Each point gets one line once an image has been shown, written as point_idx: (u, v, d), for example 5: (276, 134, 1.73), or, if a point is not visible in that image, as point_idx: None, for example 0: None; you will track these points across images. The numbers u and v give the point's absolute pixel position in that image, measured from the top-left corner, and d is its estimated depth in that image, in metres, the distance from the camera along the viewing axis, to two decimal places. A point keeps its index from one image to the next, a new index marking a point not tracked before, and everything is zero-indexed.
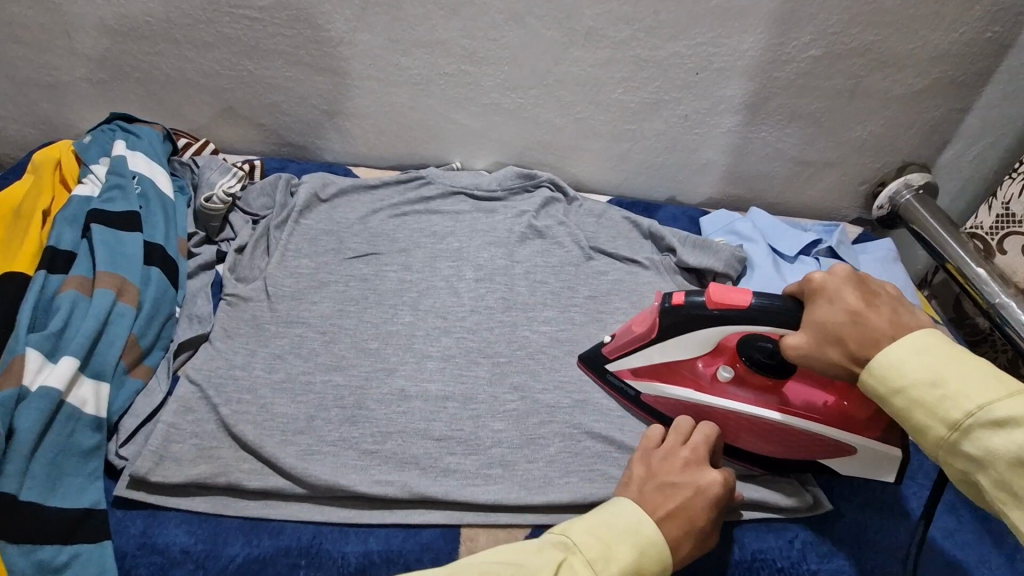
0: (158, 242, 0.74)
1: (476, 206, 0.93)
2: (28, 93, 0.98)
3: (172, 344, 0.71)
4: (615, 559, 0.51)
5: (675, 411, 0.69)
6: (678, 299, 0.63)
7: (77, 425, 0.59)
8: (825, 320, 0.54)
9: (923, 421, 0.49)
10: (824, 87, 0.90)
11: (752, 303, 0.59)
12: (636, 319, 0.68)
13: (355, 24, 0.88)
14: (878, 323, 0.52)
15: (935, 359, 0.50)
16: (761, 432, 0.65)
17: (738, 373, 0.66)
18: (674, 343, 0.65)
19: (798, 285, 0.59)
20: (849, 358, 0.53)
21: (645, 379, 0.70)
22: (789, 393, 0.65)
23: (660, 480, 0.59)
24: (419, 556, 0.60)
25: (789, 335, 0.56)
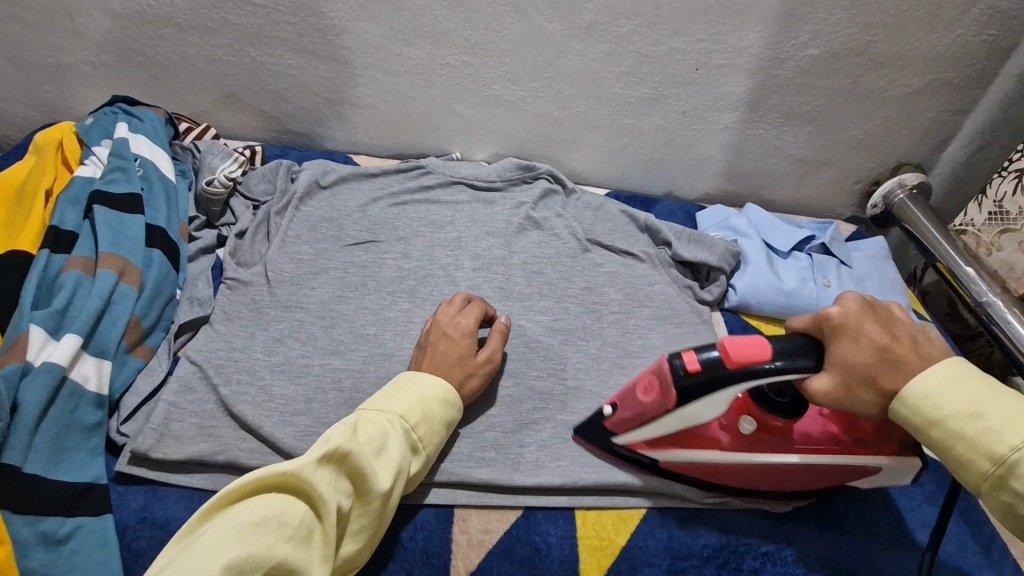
0: (160, 224, 0.74)
1: (474, 197, 0.94)
2: (29, 74, 0.99)
3: (172, 326, 0.72)
4: (399, 402, 0.60)
5: (699, 471, 0.65)
6: (694, 367, 0.56)
7: (80, 401, 0.60)
8: (854, 362, 0.54)
9: (965, 453, 0.52)
10: (822, 85, 0.91)
11: (773, 356, 0.54)
12: (640, 387, 0.62)
13: (358, 13, 0.88)
14: (899, 355, 0.55)
15: (971, 393, 0.53)
16: (789, 475, 0.63)
17: (758, 421, 0.61)
18: (691, 412, 0.59)
19: (813, 322, 0.57)
20: (879, 396, 0.55)
21: (662, 448, 0.64)
22: (805, 426, 0.63)
23: (422, 343, 0.70)
24: (412, 534, 0.62)
25: (817, 380, 0.55)
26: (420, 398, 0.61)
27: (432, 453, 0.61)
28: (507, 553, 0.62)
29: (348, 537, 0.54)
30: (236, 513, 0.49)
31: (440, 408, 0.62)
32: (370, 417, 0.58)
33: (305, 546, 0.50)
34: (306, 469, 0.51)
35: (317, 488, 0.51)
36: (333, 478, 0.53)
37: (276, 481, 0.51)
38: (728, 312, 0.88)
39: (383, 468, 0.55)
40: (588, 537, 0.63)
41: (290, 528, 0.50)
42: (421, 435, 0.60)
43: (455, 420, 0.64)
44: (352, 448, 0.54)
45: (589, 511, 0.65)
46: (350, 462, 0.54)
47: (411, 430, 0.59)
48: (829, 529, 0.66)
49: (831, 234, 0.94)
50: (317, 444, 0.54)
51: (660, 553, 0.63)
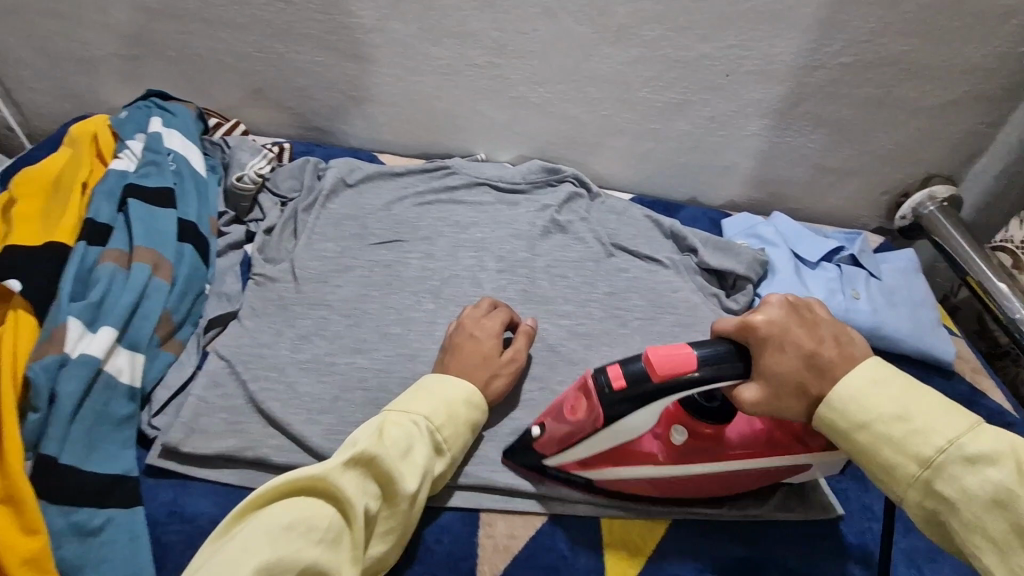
0: (191, 219, 0.75)
1: (499, 198, 0.94)
2: (62, 67, 1.01)
3: (201, 321, 0.72)
4: (419, 403, 0.60)
5: (637, 485, 0.63)
6: (619, 384, 0.55)
7: (113, 395, 0.61)
8: (780, 371, 0.52)
9: (892, 458, 0.49)
10: (853, 94, 0.90)
11: (699, 363, 0.52)
12: (566, 408, 0.60)
13: (388, 11, 0.88)
14: (826, 360, 0.52)
15: (894, 392, 0.50)
16: (726, 480, 0.62)
17: (689, 430, 0.59)
18: (623, 427, 0.58)
19: (735, 331, 0.54)
20: (806, 404, 0.52)
21: (596, 468, 0.62)
22: (736, 428, 0.60)
23: (448, 344, 0.69)
24: (438, 537, 0.62)
25: (746, 390, 0.53)
26: (445, 401, 0.61)
27: (456, 455, 0.61)
28: (532, 559, 0.61)
29: (377, 538, 0.54)
30: (268, 516, 0.49)
31: (465, 410, 0.62)
32: (395, 420, 0.58)
33: (334, 549, 0.50)
34: (333, 472, 0.52)
35: (344, 492, 0.52)
36: (359, 482, 0.53)
37: (305, 485, 0.52)
38: None
39: (409, 471, 0.55)
40: (613, 545, 0.63)
41: (320, 532, 0.49)
42: (445, 437, 0.60)
43: (479, 423, 0.64)
44: (377, 451, 0.54)
45: (615, 520, 0.64)
46: (376, 465, 0.54)
47: (436, 431, 0.59)
48: (856, 546, 0.65)
49: (860, 245, 0.93)
50: (340, 451, 0.54)
51: (685, 565, 0.62)
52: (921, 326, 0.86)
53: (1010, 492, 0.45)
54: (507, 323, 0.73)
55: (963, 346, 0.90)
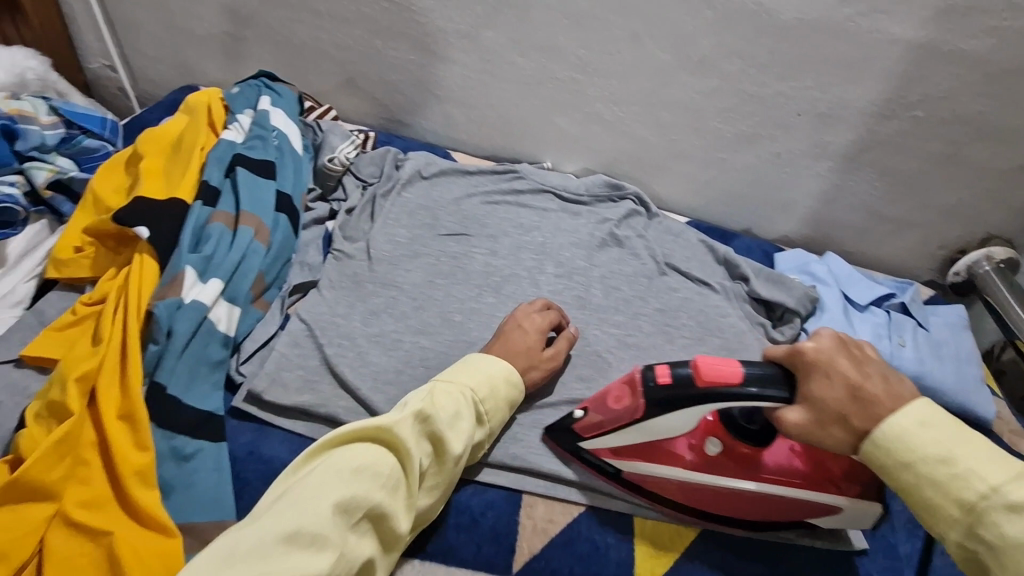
0: (288, 192, 0.81)
1: (562, 207, 0.98)
2: (178, 40, 1.10)
3: (285, 285, 0.79)
4: (466, 375, 0.65)
5: (660, 487, 0.66)
6: (664, 380, 0.60)
7: (211, 339, 0.67)
8: (824, 398, 0.53)
9: (933, 498, 0.48)
10: (923, 147, 0.91)
11: (745, 379, 0.56)
12: (611, 396, 0.65)
13: (483, 20, 0.94)
14: (870, 394, 0.52)
15: (941, 434, 0.49)
16: (750, 501, 0.65)
17: (723, 445, 0.64)
18: (660, 423, 0.62)
19: (786, 354, 0.57)
20: (850, 436, 0.52)
21: (626, 459, 0.66)
22: (772, 456, 0.64)
23: (496, 332, 0.74)
24: (483, 512, 0.66)
25: (789, 412, 0.55)
26: (488, 377, 0.66)
27: (493, 428, 0.66)
28: (568, 545, 0.65)
29: (424, 491, 0.60)
30: (338, 458, 0.53)
31: (505, 388, 0.67)
32: (445, 388, 0.62)
33: (393, 495, 0.55)
34: (397, 425, 0.56)
35: (405, 443, 0.56)
36: (417, 437, 0.58)
37: (369, 434, 0.56)
38: None
39: (456, 434, 0.60)
40: (644, 544, 0.66)
41: (382, 478, 0.54)
42: (487, 409, 0.65)
43: (515, 401, 0.69)
44: (431, 411, 0.59)
45: (647, 519, 0.68)
46: (429, 424, 0.59)
47: (479, 402, 0.64)
48: None
49: (910, 294, 0.95)
50: (395, 410, 0.59)
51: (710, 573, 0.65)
52: (964, 382, 0.86)
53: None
54: (555, 324, 0.77)
55: (1006, 409, 0.90)
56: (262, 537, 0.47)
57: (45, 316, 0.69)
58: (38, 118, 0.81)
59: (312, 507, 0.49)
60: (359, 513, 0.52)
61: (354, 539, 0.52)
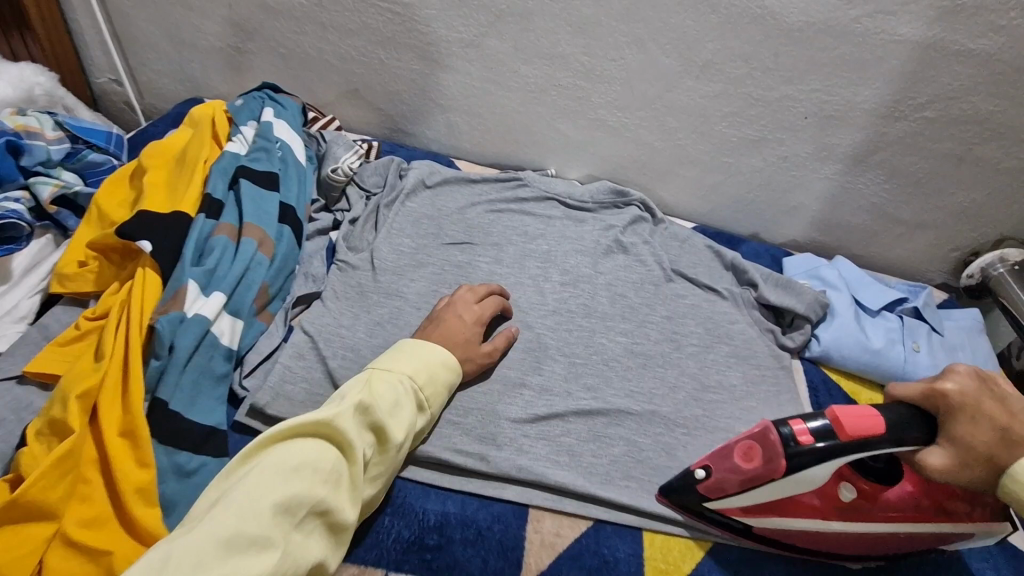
0: (291, 203, 0.81)
1: (566, 214, 0.97)
2: (184, 54, 1.11)
3: (289, 297, 0.78)
4: (401, 362, 0.64)
5: (793, 539, 0.64)
6: (806, 439, 0.57)
7: (214, 353, 0.67)
8: (974, 441, 0.55)
9: None
10: (934, 148, 0.90)
11: (886, 427, 0.56)
12: (739, 452, 0.62)
13: (487, 29, 0.94)
14: (1019, 436, 0.55)
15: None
16: (886, 539, 0.63)
17: (856, 488, 0.62)
18: (801, 483, 0.59)
19: (923, 394, 0.58)
20: (993, 473, 0.56)
21: (757, 516, 0.64)
22: (893, 493, 0.61)
23: (429, 318, 0.74)
24: (490, 525, 0.65)
25: (932, 455, 0.56)
26: (426, 363, 0.66)
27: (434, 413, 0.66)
28: (577, 559, 0.64)
29: (367, 482, 0.59)
30: (274, 457, 0.52)
31: (444, 372, 0.67)
32: (383, 377, 0.62)
33: (336, 490, 0.54)
34: (337, 418, 0.55)
35: (346, 435, 0.55)
36: (358, 429, 0.57)
37: (307, 429, 0.55)
38: (807, 361, 0.87)
39: (397, 422, 0.60)
40: (654, 558, 0.65)
41: (324, 473, 0.53)
42: (428, 396, 0.65)
43: (454, 383, 0.69)
44: (370, 400, 0.58)
45: (657, 534, 0.67)
46: (369, 413, 0.58)
47: (419, 389, 0.64)
48: None
49: (923, 298, 0.93)
50: (334, 403, 0.58)
51: None
52: None
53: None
54: (496, 312, 0.77)
55: None
56: (196, 547, 0.44)
57: (49, 331, 0.69)
58: (43, 133, 0.81)
59: (251, 512, 0.47)
60: (303, 513, 0.50)
61: (298, 538, 0.50)
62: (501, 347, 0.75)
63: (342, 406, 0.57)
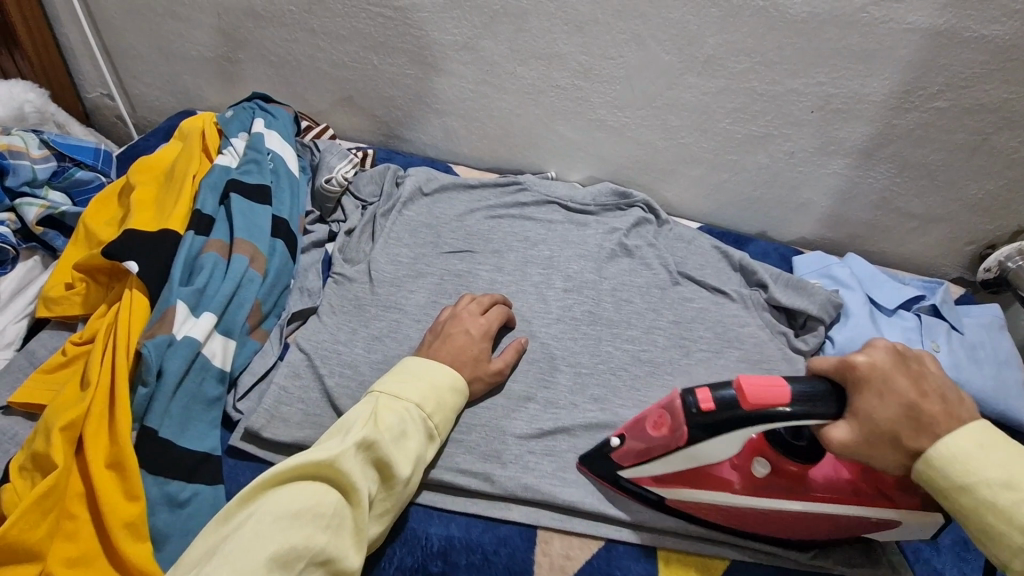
0: (284, 217, 0.79)
1: (568, 218, 0.95)
2: (174, 65, 1.09)
3: (284, 313, 0.76)
4: (408, 388, 0.62)
5: (706, 512, 0.63)
6: (707, 406, 0.56)
7: (206, 375, 0.65)
8: (876, 417, 0.51)
9: (998, 525, 0.48)
10: (946, 139, 0.87)
11: (791, 399, 0.53)
12: (649, 422, 0.60)
13: (481, 31, 0.92)
14: (928, 414, 0.52)
15: (1000, 459, 0.50)
16: (806, 522, 0.60)
17: (772, 464, 0.59)
18: (705, 451, 0.57)
19: (835, 366, 0.54)
20: (899, 453, 0.52)
21: (669, 486, 0.62)
22: (822, 470, 0.60)
23: (435, 331, 0.72)
24: (496, 549, 0.63)
25: (835, 428, 0.53)
26: (434, 388, 0.63)
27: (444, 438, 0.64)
28: None
29: (374, 520, 0.57)
30: (273, 505, 0.50)
31: (450, 396, 0.64)
32: (390, 408, 0.59)
33: (338, 535, 0.51)
34: (339, 459, 0.53)
35: (348, 476, 0.53)
36: (362, 466, 0.55)
37: (308, 470, 0.53)
38: None
39: (403, 455, 0.58)
40: None
41: (325, 518, 0.51)
42: (436, 423, 0.62)
43: (461, 404, 0.66)
44: (375, 436, 0.56)
45: (672, 553, 0.64)
46: (374, 449, 0.56)
47: (427, 417, 0.61)
48: None
49: (941, 294, 0.90)
50: (337, 440, 0.56)
51: None
52: (1005, 388, 0.81)
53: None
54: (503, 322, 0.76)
55: None
56: None
57: (36, 357, 0.68)
58: (28, 152, 0.80)
59: (246, 566, 0.46)
60: (301, 564, 0.48)
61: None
62: (511, 361, 0.73)
63: (345, 444, 0.55)
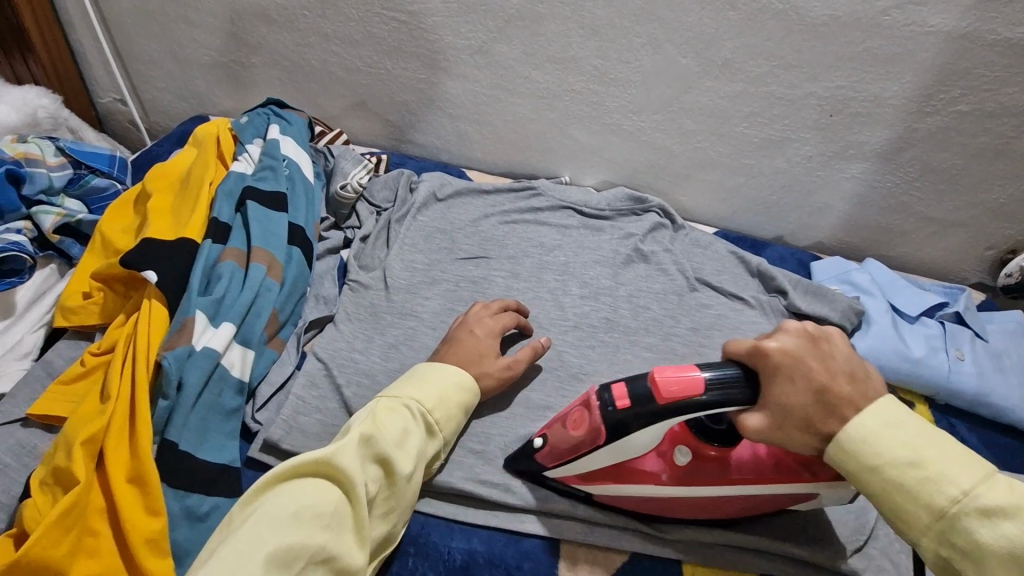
0: (300, 224, 0.78)
1: (583, 223, 0.94)
2: (187, 70, 1.09)
3: (301, 321, 0.76)
4: (413, 388, 0.61)
5: (632, 504, 0.63)
6: (623, 403, 0.56)
7: (224, 386, 0.64)
8: (787, 403, 0.50)
9: (905, 505, 0.47)
10: (968, 143, 0.85)
11: (705, 388, 0.52)
12: (570, 420, 0.60)
13: (496, 35, 0.91)
14: (839, 398, 0.50)
15: (907, 436, 0.48)
16: (734, 502, 0.61)
17: (692, 452, 0.59)
18: (624, 446, 0.57)
19: (747, 351, 0.52)
20: (814, 439, 0.51)
21: (595, 482, 0.62)
22: (740, 452, 0.59)
23: (444, 339, 0.71)
24: (519, 563, 0.62)
25: (750, 417, 0.52)
26: (437, 386, 0.62)
27: (448, 437, 0.62)
28: None
29: (377, 519, 0.55)
30: (271, 505, 0.49)
31: (457, 394, 0.63)
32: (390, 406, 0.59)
33: (339, 533, 0.50)
34: (337, 455, 0.52)
35: (348, 472, 0.51)
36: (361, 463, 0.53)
37: (308, 469, 0.52)
38: None
39: (404, 452, 0.56)
40: None
41: (325, 517, 0.49)
42: (438, 420, 0.61)
43: (470, 406, 0.65)
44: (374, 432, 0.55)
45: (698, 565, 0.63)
46: (372, 446, 0.54)
47: (428, 414, 0.60)
48: None
49: (964, 301, 0.88)
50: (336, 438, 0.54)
51: None
52: None
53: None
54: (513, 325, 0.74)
55: None
56: None
57: (53, 368, 0.67)
58: (44, 160, 0.79)
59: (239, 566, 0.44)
60: (300, 563, 0.47)
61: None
62: (520, 359, 0.71)
63: (342, 441, 0.53)
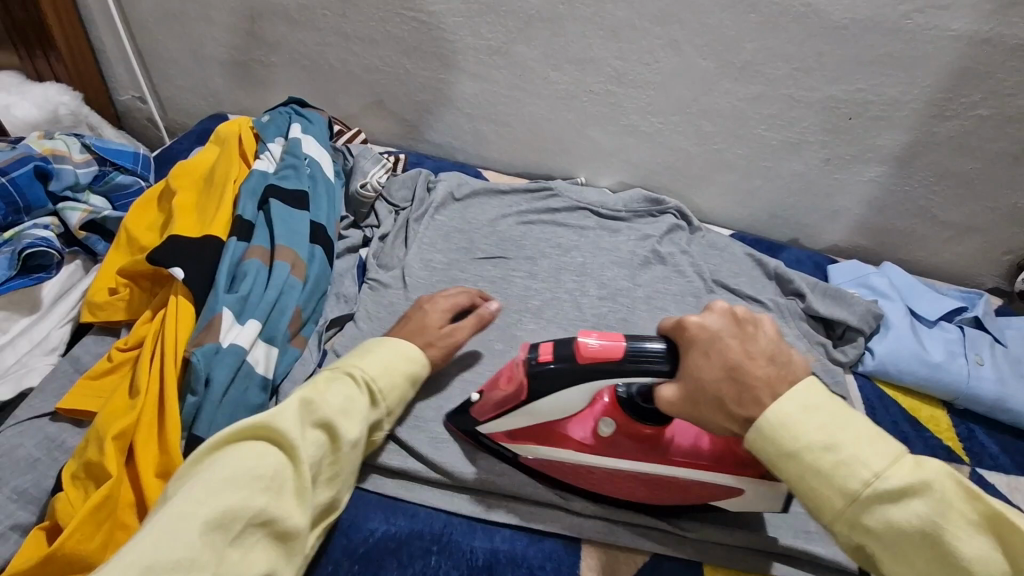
0: (321, 223, 0.79)
1: (600, 224, 0.94)
2: (206, 68, 1.09)
3: (322, 320, 0.76)
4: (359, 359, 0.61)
5: (555, 471, 0.65)
6: (546, 358, 0.57)
7: (250, 383, 0.64)
8: (700, 377, 0.51)
9: (819, 489, 0.47)
10: (989, 148, 0.85)
11: (626, 354, 0.53)
12: (501, 376, 0.61)
13: (516, 35, 0.91)
14: (754, 379, 0.50)
15: (823, 419, 0.48)
16: (656, 484, 0.62)
17: (617, 424, 0.62)
18: (547, 407, 0.59)
19: (671, 326, 0.54)
20: (727, 418, 0.51)
21: (521, 442, 0.64)
22: (678, 437, 0.62)
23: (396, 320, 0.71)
24: (542, 564, 0.62)
25: (666, 388, 0.54)
26: (382, 357, 0.61)
27: (392, 407, 0.60)
28: None
29: (323, 486, 0.54)
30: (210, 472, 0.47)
31: (404, 364, 0.62)
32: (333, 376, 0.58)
33: (276, 498, 0.48)
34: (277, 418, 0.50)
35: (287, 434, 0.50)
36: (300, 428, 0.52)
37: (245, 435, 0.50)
38: (861, 376, 0.83)
39: (348, 418, 0.55)
40: None
41: (265, 479, 0.48)
42: (381, 388, 0.59)
43: (416, 381, 0.63)
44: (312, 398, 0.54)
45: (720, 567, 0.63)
46: (312, 411, 0.53)
47: (372, 383, 0.59)
48: None
49: (982, 307, 0.88)
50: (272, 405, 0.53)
51: None
52: None
53: (935, 526, 0.44)
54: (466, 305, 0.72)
55: None
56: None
57: (81, 363, 0.68)
58: (70, 156, 0.81)
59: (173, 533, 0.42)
60: (238, 525, 0.45)
61: (235, 554, 0.46)
62: (464, 327, 0.69)
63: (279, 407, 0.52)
